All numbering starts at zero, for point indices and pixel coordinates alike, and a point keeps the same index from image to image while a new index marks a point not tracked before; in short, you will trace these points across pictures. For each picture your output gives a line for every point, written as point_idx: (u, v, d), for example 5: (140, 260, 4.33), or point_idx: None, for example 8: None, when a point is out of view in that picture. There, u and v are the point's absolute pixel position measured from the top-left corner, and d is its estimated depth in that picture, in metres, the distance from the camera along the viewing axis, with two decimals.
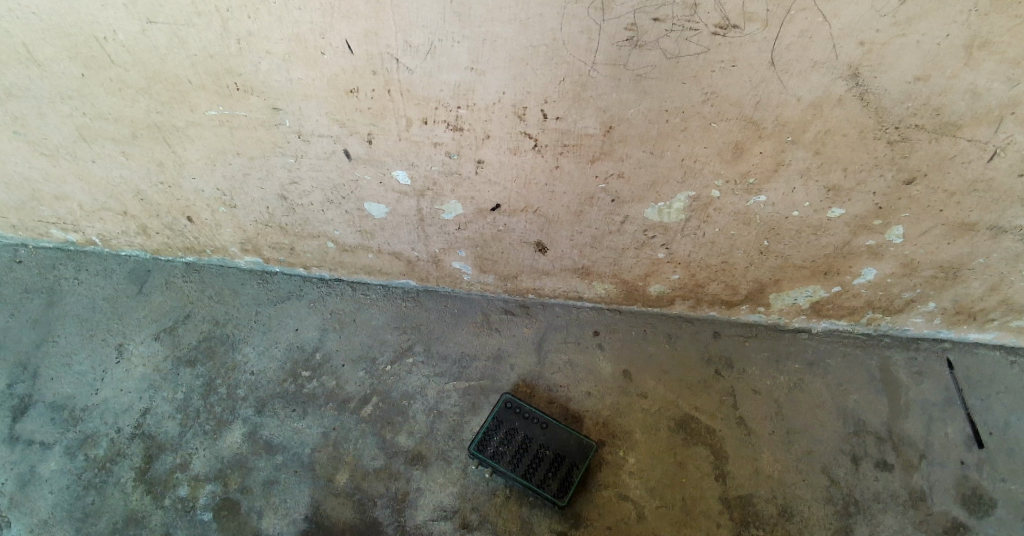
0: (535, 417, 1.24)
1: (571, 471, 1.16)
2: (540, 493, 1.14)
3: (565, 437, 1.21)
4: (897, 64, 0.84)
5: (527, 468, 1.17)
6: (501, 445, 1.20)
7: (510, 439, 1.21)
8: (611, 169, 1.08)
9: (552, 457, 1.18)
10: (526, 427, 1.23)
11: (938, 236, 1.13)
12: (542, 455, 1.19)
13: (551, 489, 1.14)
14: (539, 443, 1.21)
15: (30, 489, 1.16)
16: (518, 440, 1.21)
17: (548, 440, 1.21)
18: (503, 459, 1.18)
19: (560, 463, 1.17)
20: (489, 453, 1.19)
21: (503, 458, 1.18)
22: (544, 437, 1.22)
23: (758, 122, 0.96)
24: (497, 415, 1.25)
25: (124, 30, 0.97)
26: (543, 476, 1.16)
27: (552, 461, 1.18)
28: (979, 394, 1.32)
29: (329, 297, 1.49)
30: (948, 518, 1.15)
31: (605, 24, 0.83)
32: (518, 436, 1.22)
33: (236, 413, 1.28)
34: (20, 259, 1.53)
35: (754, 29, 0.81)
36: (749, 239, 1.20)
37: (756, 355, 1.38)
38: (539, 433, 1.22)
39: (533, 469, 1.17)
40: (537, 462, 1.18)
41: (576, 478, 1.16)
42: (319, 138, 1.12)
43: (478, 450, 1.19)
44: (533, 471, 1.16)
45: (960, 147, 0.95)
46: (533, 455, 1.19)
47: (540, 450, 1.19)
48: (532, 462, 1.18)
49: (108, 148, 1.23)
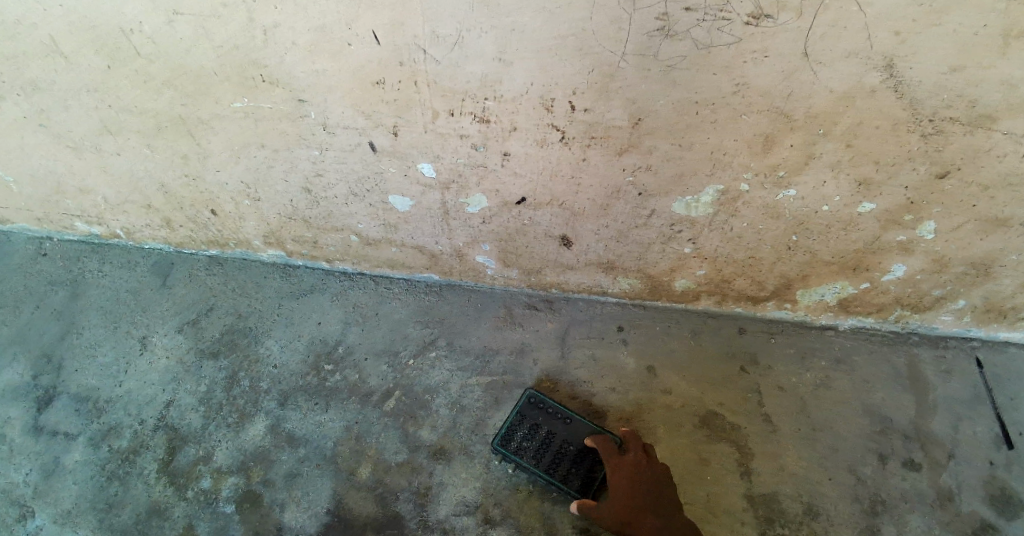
0: (558, 412, 1.23)
1: (595, 466, 1.15)
2: (563, 489, 1.13)
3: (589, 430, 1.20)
4: (933, 54, 0.82)
5: (550, 463, 1.15)
6: (524, 441, 1.19)
7: (533, 435, 1.19)
8: (638, 162, 1.07)
9: (575, 453, 1.17)
10: (548, 422, 1.21)
11: (969, 231, 1.11)
12: (565, 451, 1.17)
13: (574, 485, 1.13)
14: (562, 438, 1.19)
15: (55, 479, 1.18)
16: (541, 434, 1.19)
17: (571, 435, 1.19)
18: (526, 454, 1.17)
19: (582, 459, 1.16)
20: (512, 449, 1.18)
21: (525, 453, 1.17)
22: (566, 432, 1.20)
23: (789, 114, 0.94)
24: (520, 410, 1.23)
25: (149, 22, 0.97)
26: (566, 471, 1.15)
27: (575, 456, 1.16)
28: (1009, 393, 1.30)
29: (352, 290, 1.49)
30: (976, 519, 1.13)
31: (635, 13, 0.82)
32: (541, 431, 1.20)
33: (258, 406, 1.28)
34: (45, 252, 1.54)
35: (786, 19, 0.80)
36: (778, 233, 1.19)
37: (782, 351, 1.37)
38: (561, 428, 1.20)
39: (556, 464, 1.15)
40: (560, 456, 1.16)
41: (600, 473, 1.15)
42: (345, 130, 1.12)
43: (501, 445, 1.18)
44: (556, 467, 1.15)
45: (994, 140, 0.94)
46: (556, 450, 1.17)
47: (563, 446, 1.18)
48: (555, 457, 1.16)
49: (132, 141, 1.24)
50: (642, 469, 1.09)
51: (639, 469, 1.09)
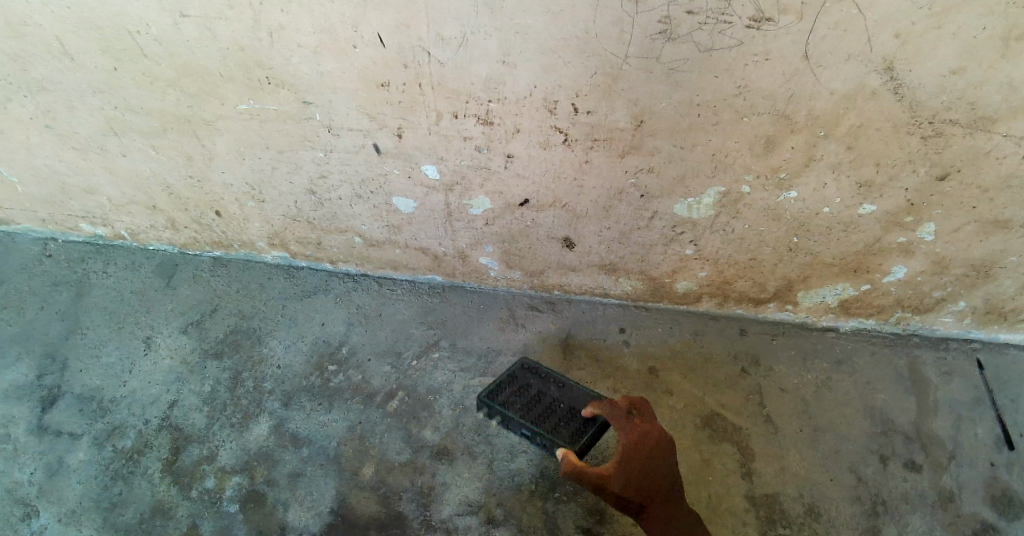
0: (551, 377, 1.25)
1: (586, 423, 1.12)
2: (549, 437, 1.10)
3: (581, 393, 1.21)
4: (933, 57, 0.83)
5: (537, 414, 1.16)
6: (513, 396, 1.21)
7: (524, 393, 1.22)
8: (641, 163, 1.08)
9: (565, 411, 1.17)
10: (540, 384, 1.24)
11: (970, 233, 1.12)
12: (554, 407, 1.18)
13: (560, 432, 1.11)
14: (552, 398, 1.20)
15: (59, 479, 1.18)
16: (532, 393, 1.22)
17: (563, 396, 1.20)
18: (514, 407, 1.19)
19: (571, 414, 1.16)
20: (500, 403, 1.20)
21: (514, 406, 1.19)
22: (557, 392, 1.22)
23: (790, 116, 0.95)
24: (512, 373, 1.27)
25: (156, 23, 0.98)
26: (554, 424, 1.13)
27: (564, 412, 1.17)
28: (1010, 394, 1.30)
29: (356, 291, 1.50)
30: (979, 520, 1.12)
31: (638, 16, 0.83)
32: (531, 390, 1.22)
33: (262, 406, 1.28)
34: (49, 252, 1.55)
35: (788, 21, 0.81)
36: (779, 235, 1.19)
37: (783, 352, 1.37)
38: (553, 390, 1.22)
39: (544, 416, 1.16)
40: (549, 412, 1.17)
41: (591, 429, 1.10)
42: (349, 131, 1.12)
43: (489, 399, 1.20)
44: (544, 419, 1.15)
45: (995, 142, 0.94)
46: (545, 405, 1.19)
47: (553, 402, 1.19)
48: (543, 411, 1.17)
49: (137, 142, 1.25)
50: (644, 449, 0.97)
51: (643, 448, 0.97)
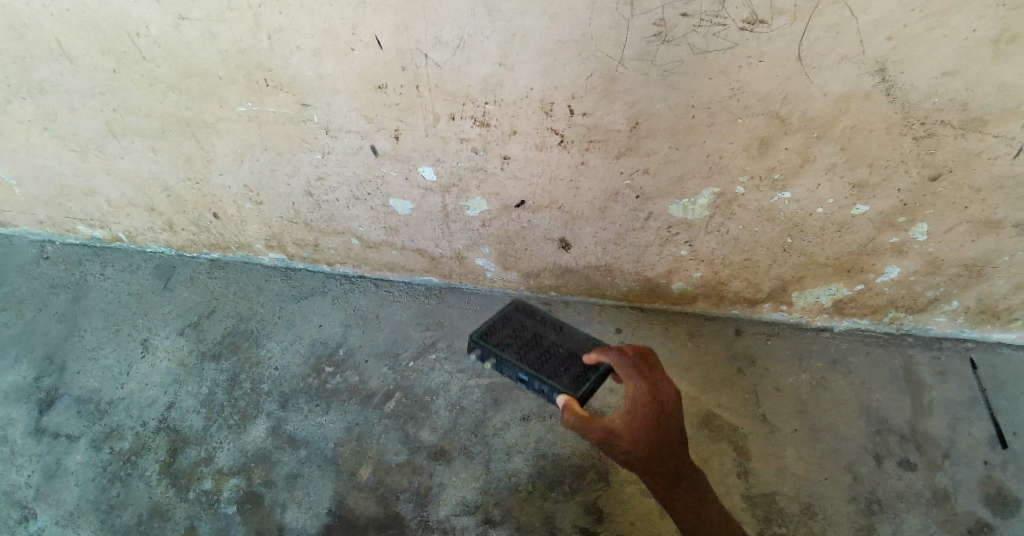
0: (549, 320, 1.26)
1: (588, 369, 1.13)
2: (550, 380, 1.10)
3: (581, 339, 1.22)
4: (926, 59, 0.84)
5: (535, 358, 1.16)
6: (508, 339, 1.20)
7: (520, 336, 1.21)
8: (637, 165, 1.08)
9: (564, 355, 1.17)
10: (537, 327, 1.23)
11: (963, 233, 1.13)
12: (553, 351, 1.18)
13: (559, 377, 1.12)
14: (551, 340, 1.21)
15: (56, 481, 1.18)
16: (529, 335, 1.22)
17: (561, 340, 1.21)
18: (509, 349, 1.18)
19: (570, 359, 1.16)
20: (494, 344, 1.18)
21: (510, 348, 1.18)
22: (555, 337, 1.22)
23: (785, 117, 0.96)
24: (507, 317, 1.25)
25: (156, 25, 0.99)
26: (554, 369, 1.14)
27: (563, 356, 1.17)
28: (1004, 394, 1.31)
29: (353, 293, 1.50)
30: (973, 518, 1.13)
31: (634, 19, 0.84)
32: (528, 334, 1.22)
33: (260, 408, 1.29)
34: (47, 255, 1.55)
35: (783, 23, 0.82)
36: (774, 236, 1.20)
37: (778, 352, 1.38)
38: (551, 335, 1.22)
39: (542, 359, 1.16)
40: (548, 356, 1.17)
41: (593, 375, 1.11)
42: (347, 133, 1.13)
43: (483, 342, 1.18)
44: (542, 363, 1.15)
45: (987, 143, 0.95)
46: (543, 349, 1.19)
47: (551, 347, 1.19)
48: (541, 354, 1.17)
49: (136, 144, 1.25)
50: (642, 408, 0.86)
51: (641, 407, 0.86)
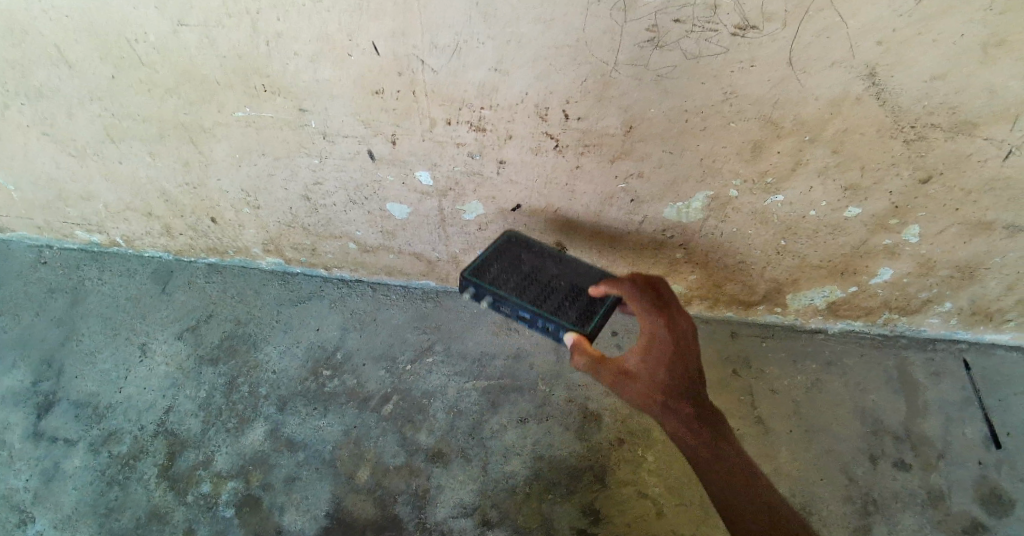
0: (547, 253, 1.21)
1: (593, 304, 1.10)
2: (554, 317, 1.06)
3: (581, 272, 1.18)
4: (915, 63, 0.85)
5: (535, 295, 1.11)
6: (504, 276, 1.15)
7: (517, 273, 1.16)
8: (632, 168, 1.09)
9: (565, 290, 1.13)
10: (534, 263, 1.18)
11: (955, 234, 1.14)
12: (553, 287, 1.14)
13: (562, 313, 1.08)
14: (551, 274, 1.17)
15: (54, 484, 1.18)
16: (528, 270, 1.17)
17: (560, 275, 1.17)
18: (507, 286, 1.12)
19: (571, 294, 1.13)
20: (490, 282, 1.13)
21: (509, 285, 1.13)
22: (554, 272, 1.17)
23: (777, 121, 0.97)
24: (501, 253, 1.20)
25: (155, 31, 1.00)
26: (557, 305, 1.10)
27: (564, 292, 1.13)
28: (997, 394, 1.32)
29: (351, 296, 1.51)
30: (967, 518, 1.14)
31: (627, 24, 0.85)
32: (525, 270, 1.17)
33: (258, 411, 1.29)
34: (44, 260, 1.56)
35: (774, 28, 0.83)
36: (767, 238, 1.21)
37: (773, 354, 1.39)
38: (550, 270, 1.17)
39: (543, 296, 1.11)
40: (550, 290, 1.13)
41: (597, 309, 1.08)
42: (345, 138, 1.14)
43: (479, 280, 1.13)
44: (543, 299, 1.11)
45: (977, 145, 0.97)
46: (542, 285, 1.14)
47: (550, 282, 1.15)
48: (540, 291, 1.13)
49: (134, 148, 1.26)
50: (660, 345, 0.88)
51: (658, 344, 0.89)
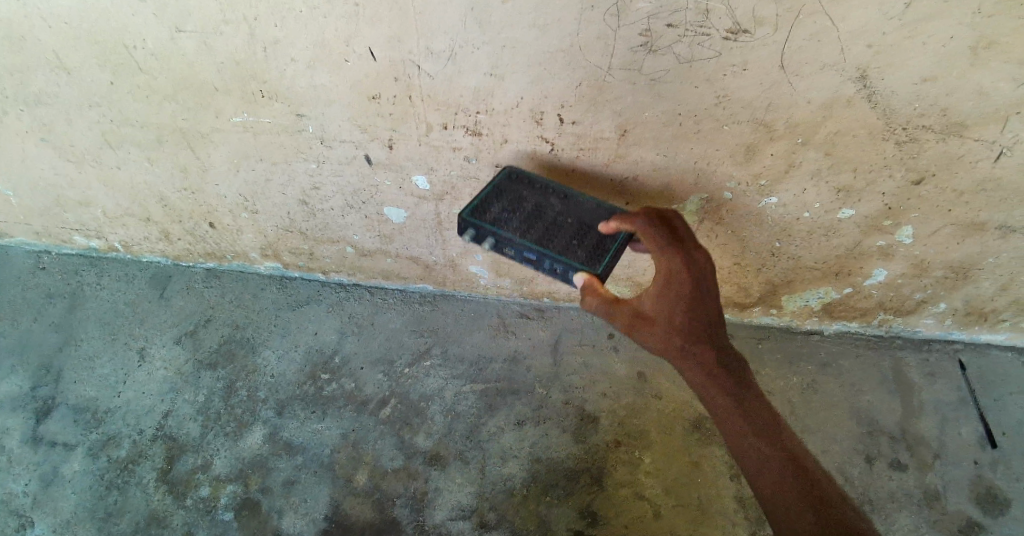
0: (550, 186, 1.09)
1: (603, 240, 1.01)
2: (562, 257, 0.98)
3: (589, 206, 1.08)
4: (906, 66, 0.86)
5: (540, 234, 1.02)
6: (506, 213, 1.04)
7: (520, 208, 1.05)
8: (627, 171, 1.10)
9: (571, 227, 1.04)
10: (537, 196, 1.07)
11: (948, 235, 1.14)
12: (558, 224, 1.04)
13: (571, 253, 0.99)
14: (557, 210, 1.06)
15: (54, 489, 1.19)
16: (531, 204, 1.06)
17: (566, 210, 1.06)
18: (509, 225, 1.02)
19: (580, 231, 1.03)
20: (491, 221, 1.03)
21: (512, 223, 1.03)
22: (559, 207, 1.06)
23: (770, 124, 0.98)
24: (500, 187, 1.08)
25: (153, 38, 1.00)
26: (565, 244, 1.00)
27: (571, 229, 1.03)
28: (992, 394, 1.33)
29: (348, 300, 1.51)
30: (962, 517, 1.15)
31: (620, 29, 0.86)
32: (528, 204, 1.06)
33: (256, 415, 1.30)
34: (43, 265, 1.56)
35: (765, 32, 0.84)
36: (762, 240, 1.22)
37: (769, 356, 1.40)
38: (554, 204, 1.07)
39: (549, 235, 1.02)
40: (556, 228, 1.03)
41: (609, 246, 1.00)
42: (342, 143, 1.15)
43: (478, 220, 1.02)
44: (550, 238, 1.01)
45: (968, 147, 0.97)
46: (547, 222, 1.04)
47: (556, 218, 1.05)
48: (545, 229, 1.03)
49: (133, 154, 1.26)
50: (678, 282, 0.84)
51: (676, 282, 0.84)
